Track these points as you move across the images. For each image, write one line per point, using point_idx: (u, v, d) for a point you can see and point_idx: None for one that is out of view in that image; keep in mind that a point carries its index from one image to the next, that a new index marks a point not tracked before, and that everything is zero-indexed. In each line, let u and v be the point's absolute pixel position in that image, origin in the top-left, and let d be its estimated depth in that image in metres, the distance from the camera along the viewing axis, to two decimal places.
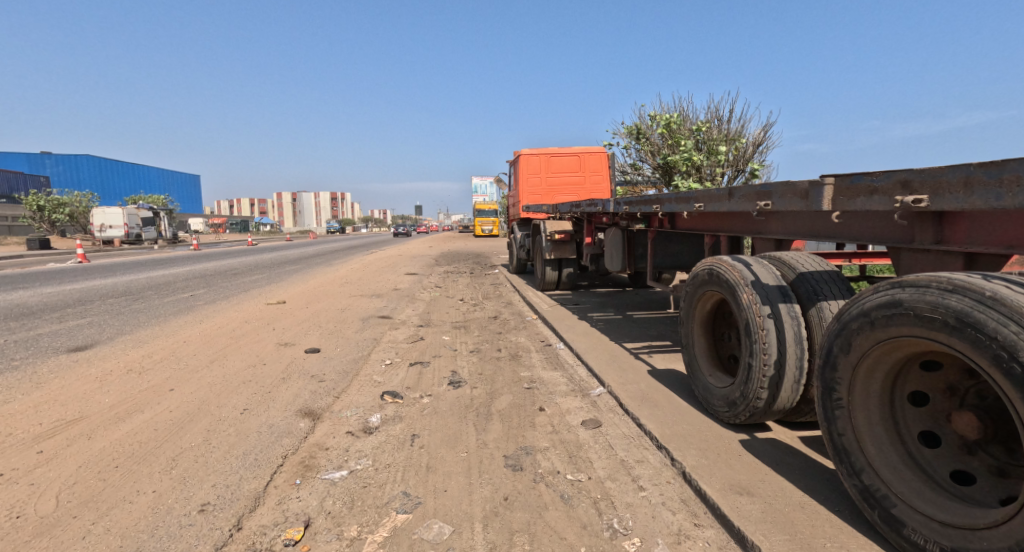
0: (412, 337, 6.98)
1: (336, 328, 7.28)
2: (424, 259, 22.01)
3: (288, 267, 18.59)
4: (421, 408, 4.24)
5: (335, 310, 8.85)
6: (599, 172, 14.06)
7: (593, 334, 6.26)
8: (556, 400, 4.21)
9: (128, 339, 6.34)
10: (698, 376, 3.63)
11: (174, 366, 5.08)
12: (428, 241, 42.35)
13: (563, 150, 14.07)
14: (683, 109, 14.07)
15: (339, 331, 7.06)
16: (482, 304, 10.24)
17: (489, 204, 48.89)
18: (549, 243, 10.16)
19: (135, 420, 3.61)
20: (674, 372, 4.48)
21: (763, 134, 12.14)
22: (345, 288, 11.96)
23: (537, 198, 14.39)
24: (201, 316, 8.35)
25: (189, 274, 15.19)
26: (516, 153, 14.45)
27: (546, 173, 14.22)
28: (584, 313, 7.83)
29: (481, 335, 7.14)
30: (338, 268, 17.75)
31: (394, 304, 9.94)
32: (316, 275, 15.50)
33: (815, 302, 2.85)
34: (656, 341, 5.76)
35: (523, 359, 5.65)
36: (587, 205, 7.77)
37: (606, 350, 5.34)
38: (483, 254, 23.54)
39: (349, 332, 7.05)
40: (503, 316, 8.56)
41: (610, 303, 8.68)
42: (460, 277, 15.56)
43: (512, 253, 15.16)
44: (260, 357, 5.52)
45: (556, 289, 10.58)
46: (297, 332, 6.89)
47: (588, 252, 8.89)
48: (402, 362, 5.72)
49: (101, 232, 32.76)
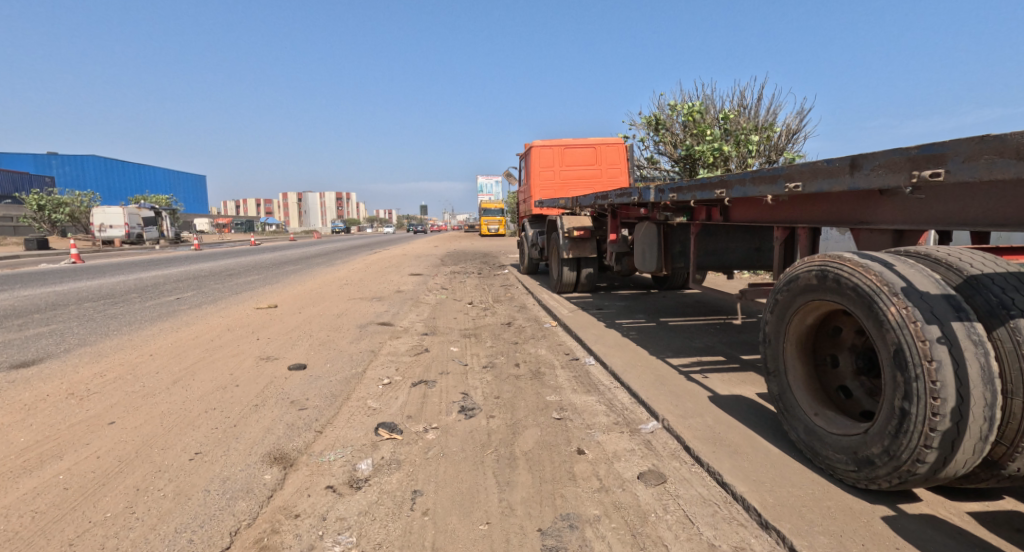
0: (415, 348, 6.08)
1: (329, 338, 6.37)
2: (430, 259, 21.15)
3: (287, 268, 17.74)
4: (424, 449, 3.34)
5: (330, 315, 7.95)
6: (616, 165, 13.18)
7: (627, 346, 5.35)
8: (597, 439, 3.31)
9: (84, 352, 5.44)
10: (796, 414, 2.71)
11: (125, 388, 4.19)
12: (434, 241, 41.54)
13: (577, 142, 13.14)
14: (707, 97, 13.19)
15: (331, 341, 6.16)
16: (493, 308, 9.34)
17: (496, 203, 48.02)
18: (567, 240, 9.25)
19: (43, 475, 2.71)
20: (743, 400, 3.58)
21: (797, 122, 11.26)
22: (343, 290, 11.05)
23: (550, 192, 13.47)
24: (180, 322, 7.45)
25: (180, 276, 14.30)
26: (527, 145, 13.51)
27: (559, 166, 13.29)
28: (610, 319, 6.92)
29: (495, 345, 6.23)
30: (339, 269, 16.84)
31: (397, 308, 9.04)
32: (315, 276, 14.59)
33: (1006, 319, 1.94)
34: (705, 356, 4.86)
35: (547, 378, 4.75)
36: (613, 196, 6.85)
37: (648, 370, 4.43)
38: (491, 254, 22.61)
39: (343, 342, 6.16)
40: (517, 322, 7.66)
41: (637, 307, 7.76)
42: (467, 277, 14.64)
43: (522, 253, 14.27)
44: (235, 376, 4.64)
45: (574, 292, 9.68)
46: (285, 343, 6.00)
47: (612, 251, 7.97)
48: (404, 381, 4.82)
49: (101, 231, 32.05)
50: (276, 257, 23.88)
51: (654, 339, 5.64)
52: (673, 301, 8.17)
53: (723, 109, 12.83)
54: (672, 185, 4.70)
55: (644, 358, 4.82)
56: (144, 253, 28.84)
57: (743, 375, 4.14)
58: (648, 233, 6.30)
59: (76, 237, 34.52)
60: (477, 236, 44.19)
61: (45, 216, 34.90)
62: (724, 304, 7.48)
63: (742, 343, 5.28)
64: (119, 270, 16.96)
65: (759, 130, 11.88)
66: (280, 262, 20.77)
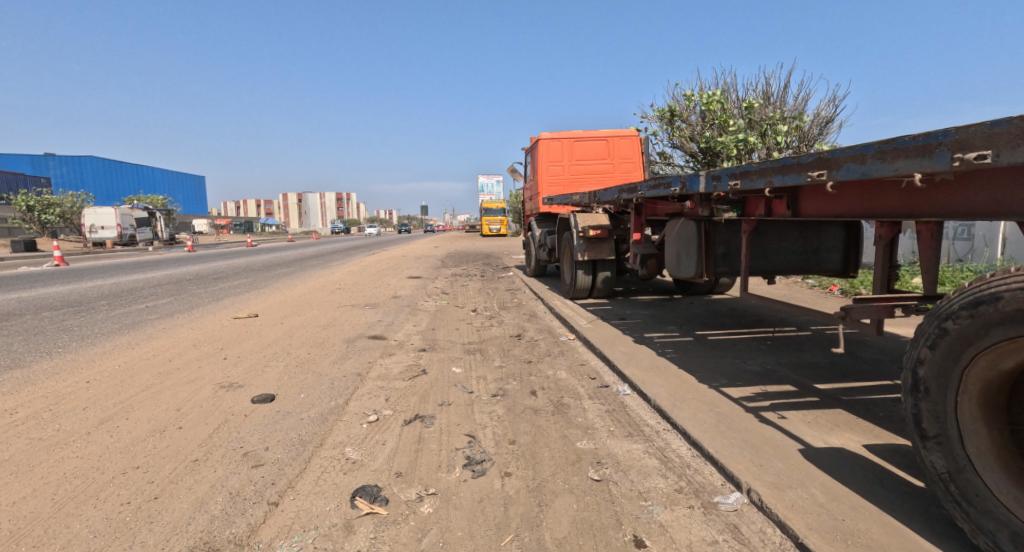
0: (411, 369, 5.15)
1: (311, 356, 5.45)
2: (430, 260, 20.26)
3: (279, 270, 16.82)
4: (418, 533, 2.42)
5: (316, 327, 7.01)
6: (630, 159, 12.28)
7: (668, 370, 4.40)
8: (659, 521, 2.37)
9: (9, 378, 4.50)
10: (985, 507, 1.93)
11: (33, 434, 3.26)
12: (434, 241, 40.69)
13: (588, 134, 12.23)
14: (728, 86, 12.35)
15: (311, 361, 5.23)
16: (500, 316, 8.39)
17: (498, 203, 47.15)
18: (582, 240, 8.30)
19: None
20: (854, 461, 2.63)
21: (830, 110, 10.44)
22: (335, 296, 10.11)
23: (559, 189, 12.54)
24: (144, 335, 6.53)
25: (162, 280, 13.35)
26: (534, 138, 12.59)
27: (569, 160, 12.37)
28: (637, 331, 6.00)
29: (505, 365, 5.29)
30: (334, 271, 15.89)
31: (393, 317, 8.11)
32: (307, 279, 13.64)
33: None
34: (769, 384, 3.91)
35: (574, 414, 3.82)
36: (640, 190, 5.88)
37: (704, 406, 3.49)
38: (494, 255, 21.66)
39: (326, 362, 5.23)
40: (528, 334, 6.72)
41: (665, 317, 6.80)
42: (469, 281, 13.69)
43: (529, 254, 13.35)
44: (183, 410, 3.72)
45: (589, 298, 8.75)
46: (258, 362, 5.10)
47: (635, 252, 7.04)
48: (395, 417, 3.89)
49: (92, 233, 31.16)
50: (271, 258, 22.94)
51: (700, 360, 4.68)
52: (704, 309, 7.21)
53: (746, 98, 12.00)
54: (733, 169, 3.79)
55: (694, 388, 3.87)
56: (135, 254, 27.89)
57: (834, 416, 3.19)
58: (685, 231, 5.39)
59: (66, 239, 33.63)
60: (479, 236, 43.22)
61: (36, 217, 33.96)
62: (767, 313, 6.52)
63: (809, 366, 4.33)
64: (99, 273, 15.96)
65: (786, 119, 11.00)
66: (274, 264, 19.81)
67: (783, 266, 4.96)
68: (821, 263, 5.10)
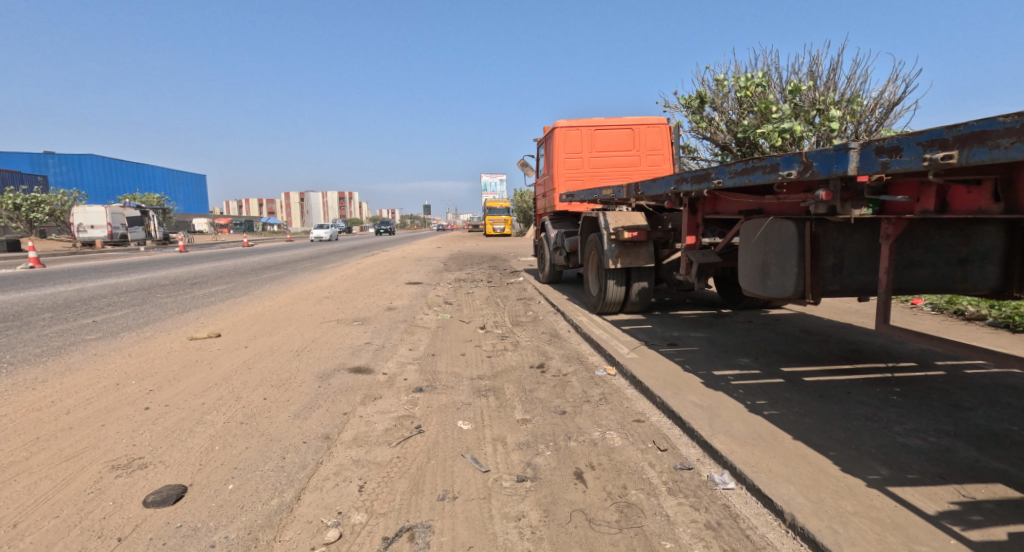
0: (402, 427, 3.75)
1: (270, 400, 4.08)
2: (433, 263, 18.88)
3: (268, 274, 15.38)
4: None
5: (286, 353, 5.60)
6: (657, 150, 10.93)
7: (778, 438, 3.00)
8: None
9: None
10: None
11: None
12: (437, 242, 39.27)
13: (611, 122, 10.88)
14: (768, 68, 11.06)
15: (266, 410, 3.86)
16: (515, 336, 6.98)
17: (502, 203, 45.78)
18: (614, 244, 6.93)
19: None
20: None
21: (894, 90, 9.10)
22: (321, 309, 8.68)
23: (578, 184, 11.15)
24: (63, 365, 5.09)
25: (134, 285, 11.92)
26: (550, 127, 11.22)
27: (589, 151, 11.00)
28: (700, 367, 4.58)
29: (531, 418, 3.90)
30: (325, 275, 14.44)
31: (386, 337, 6.71)
32: (295, 286, 12.21)
33: None
34: (965, 478, 2.46)
35: (655, 530, 2.39)
36: (705, 181, 4.41)
37: (888, 534, 2.10)
38: (499, 257, 20.21)
39: (287, 411, 3.86)
40: (554, 366, 5.33)
41: (726, 344, 5.39)
42: (475, 288, 12.28)
43: (542, 258, 11.98)
44: (22, 531, 2.31)
45: (619, 312, 7.36)
46: (191, 413, 3.72)
47: (687, 260, 5.63)
48: (370, 532, 2.48)
49: (82, 232, 29.76)
50: (263, 260, 21.53)
51: (814, 417, 3.28)
52: (771, 333, 5.81)
53: (789, 81, 10.68)
54: (930, 134, 2.38)
55: (842, 480, 2.49)
56: (121, 255, 26.43)
57: None
58: (775, 234, 3.98)
59: (54, 239, 32.21)
60: (483, 237, 41.84)
61: (23, 216, 32.54)
62: (859, 340, 5.13)
63: (995, 438, 2.89)
64: (70, 276, 14.50)
65: (839, 102, 9.71)
66: (265, 267, 18.38)
67: (926, 286, 3.51)
68: (976, 280, 3.55)
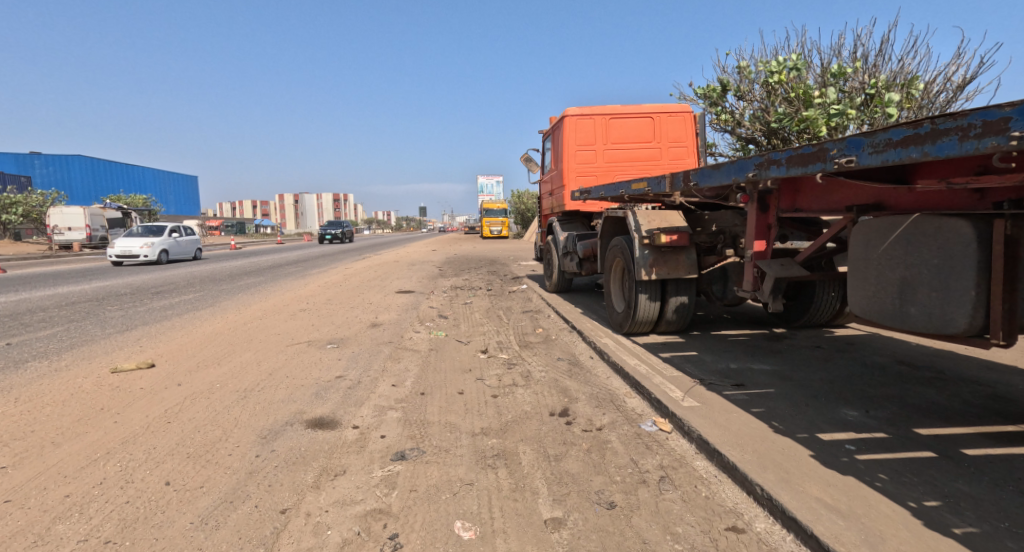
0: (368, 540, 2.45)
1: (186, 480, 2.81)
2: (427, 267, 17.59)
3: (245, 280, 13.98)
4: None
5: (232, 390, 4.32)
6: (680, 142, 9.87)
7: None
8: None
9: None
10: None
11: None
12: (433, 243, 38.01)
13: (628, 110, 9.80)
14: (805, 50, 9.93)
15: (167, 507, 2.57)
16: (525, 364, 5.70)
17: (500, 203, 44.59)
18: (648, 250, 5.70)
19: None
20: None
21: (959, 70, 8.01)
22: (292, 326, 7.36)
23: (591, 180, 9.95)
24: None
25: (85, 293, 10.52)
26: (559, 116, 10.07)
27: (604, 143, 9.87)
28: (794, 425, 3.29)
29: (567, 515, 2.64)
30: (307, 283, 13.08)
31: (365, 365, 5.43)
32: (270, 295, 10.84)
33: None
34: None
35: None
36: (797, 153, 3.11)
37: None
38: (496, 261, 18.90)
39: (202, 503, 2.59)
40: (583, 414, 4.06)
41: (807, 383, 4.14)
42: (473, 298, 11.00)
43: (549, 264, 10.76)
44: None
45: (650, 332, 6.13)
46: (43, 516, 2.43)
47: (751, 273, 4.38)
48: None
49: (58, 234, 28.18)
50: (245, 264, 20.05)
51: None
52: (856, 365, 4.57)
53: (831, 63, 9.55)
54: None
55: None
56: (94, 258, 24.89)
57: None
58: (927, 239, 2.71)
59: (29, 242, 30.66)
60: (479, 238, 40.64)
61: None
62: (985, 380, 3.91)
63: None
64: (20, 283, 13.03)
65: (892, 86, 8.63)
66: (244, 272, 16.98)
67: None
68: None
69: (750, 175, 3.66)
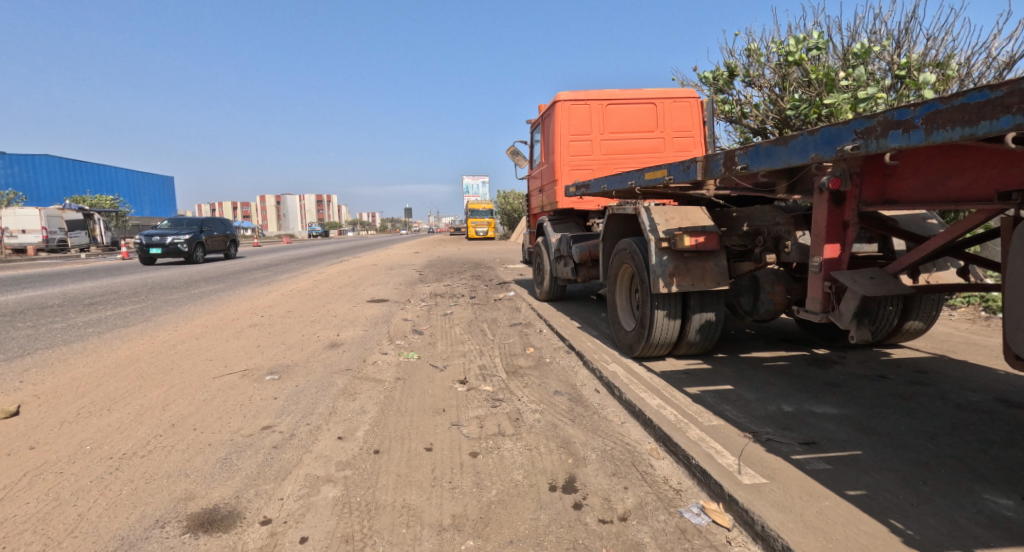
0: None
1: None
2: (406, 272, 16.35)
3: (202, 287, 12.61)
4: None
5: (104, 457, 3.07)
6: (686, 132, 8.81)
7: None
8: None
9: None
10: None
11: None
12: (415, 245, 36.71)
13: (627, 95, 8.73)
14: (822, 29, 8.98)
15: None
16: (514, 401, 4.54)
17: (485, 204, 43.40)
18: (667, 255, 4.61)
19: None
20: None
21: (1004, 46, 7.07)
22: (231, 348, 6.07)
23: (587, 174, 8.81)
24: None
25: (4, 305, 9.11)
26: (549, 103, 8.95)
27: (601, 133, 8.76)
28: (929, 533, 2.15)
29: None
30: (269, 291, 11.75)
31: (309, 405, 4.23)
32: (221, 306, 9.49)
33: None
34: None
35: None
36: (948, 103, 1.99)
37: None
38: (482, 265, 17.73)
39: None
40: (595, 489, 2.91)
41: (903, 440, 3.02)
42: (455, 308, 9.80)
43: (539, 269, 9.61)
44: None
45: (665, 354, 5.02)
46: None
47: (815, 283, 3.28)
48: None
49: (12, 237, 26.32)
50: (209, 268, 18.62)
51: None
52: (952, 408, 3.47)
53: (852, 43, 8.60)
54: None
55: None
56: (49, 262, 23.17)
57: None
58: None
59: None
60: (464, 240, 39.46)
61: None
62: None
63: None
64: None
65: (924, 66, 7.69)
66: (204, 277, 15.55)
67: None
68: None
69: (836, 153, 2.53)
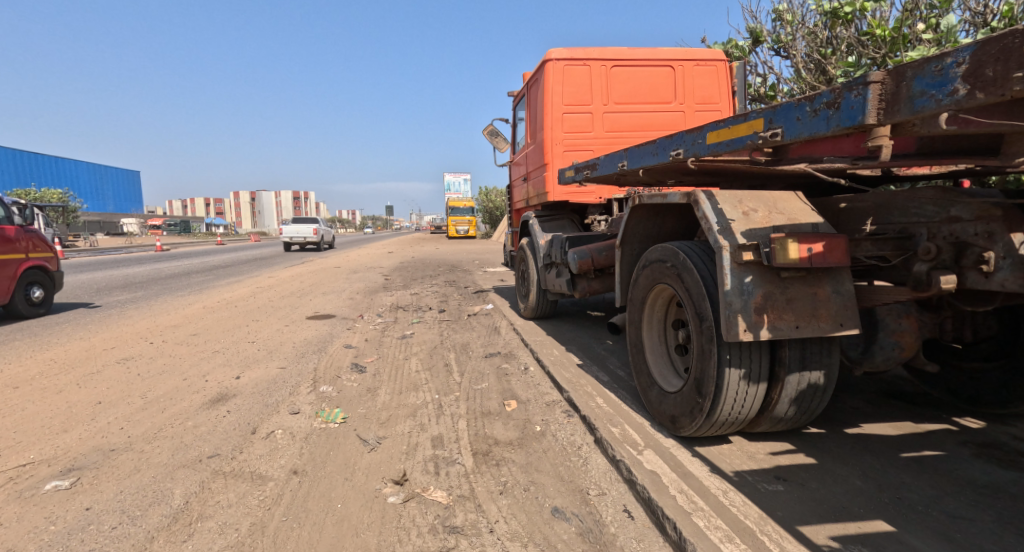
0: None
1: None
2: (370, 277, 14.20)
3: (108, 297, 10.26)
4: None
5: None
6: (711, 104, 6.89)
7: None
8: None
9: None
10: None
11: None
12: (389, 245, 34.45)
13: (638, 55, 6.77)
14: None
15: None
16: (482, 543, 2.51)
17: (465, 201, 41.27)
18: (751, 275, 2.63)
19: None
20: None
21: None
22: (45, 410, 3.89)
23: (584, 157, 6.82)
24: None
25: None
26: (537, 64, 6.92)
27: (603, 102, 6.77)
28: None
29: None
30: (189, 302, 9.50)
31: None
32: (106, 326, 7.23)
33: None
34: None
35: None
36: None
37: None
38: (458, 267, 15.67)
39: None
40: None
41: None
42: (417, 327, 7.75)
43: (523, 279, 7.61)
44: None
45: (732, 431, 3.05)
46: None
47: None
48: None
49: None
50: (143, 271, 16.15)
51: None
52: None
53: None
54: None
55: None
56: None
57: None
58: None
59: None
60: (442, 238, 37.37)
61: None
62: None
63: None
64: None
65: None
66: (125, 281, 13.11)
67: None
68: None
69: None
